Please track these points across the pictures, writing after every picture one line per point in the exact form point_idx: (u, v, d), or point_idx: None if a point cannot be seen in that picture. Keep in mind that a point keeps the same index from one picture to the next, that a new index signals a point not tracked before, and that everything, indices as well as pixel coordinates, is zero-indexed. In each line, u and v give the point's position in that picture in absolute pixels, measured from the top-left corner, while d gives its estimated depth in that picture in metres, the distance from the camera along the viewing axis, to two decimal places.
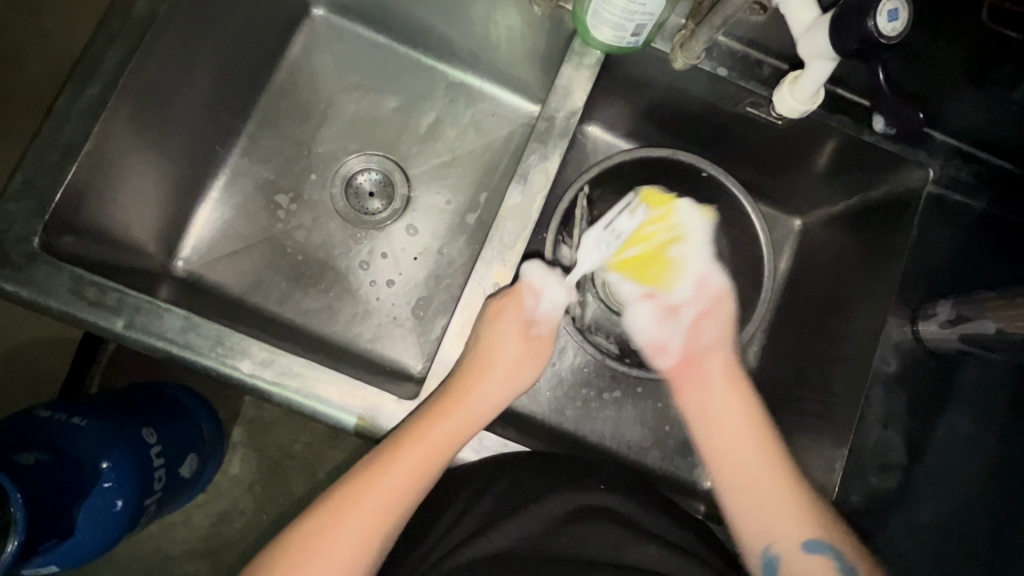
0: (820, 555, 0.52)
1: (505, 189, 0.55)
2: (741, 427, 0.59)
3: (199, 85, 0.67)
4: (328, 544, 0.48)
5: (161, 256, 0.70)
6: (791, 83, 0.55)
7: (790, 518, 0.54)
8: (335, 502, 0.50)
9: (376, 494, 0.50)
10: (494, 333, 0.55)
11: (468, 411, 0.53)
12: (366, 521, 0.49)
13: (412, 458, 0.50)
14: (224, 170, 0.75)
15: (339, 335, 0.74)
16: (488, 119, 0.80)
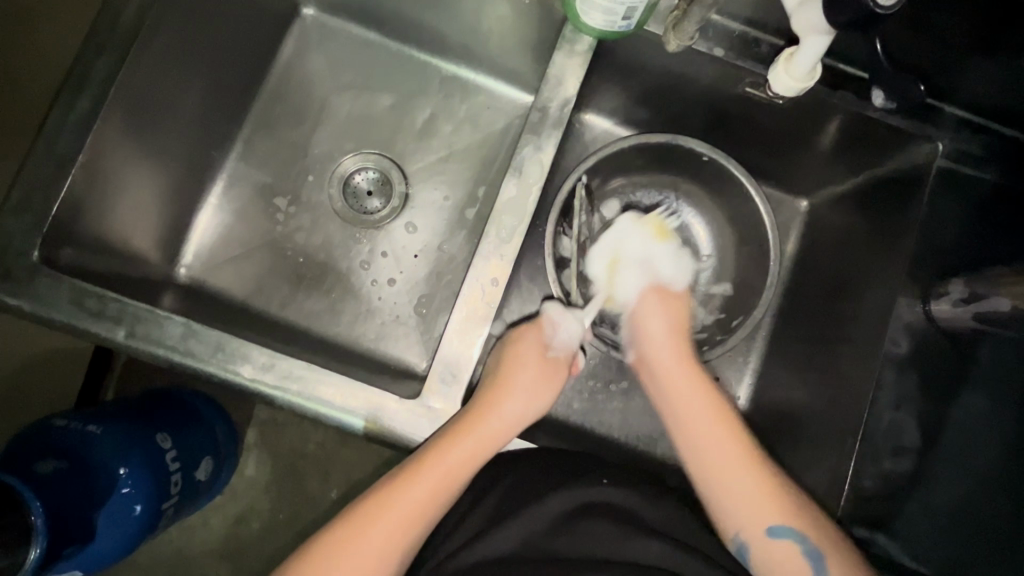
0: (787, 540, 0.53)
1: (501, 183, 0.54)
2: (704, 412, 0.60)
3: (192, 91, 0.67)
4: (349, 555, 0.49)
5: (163, 264, 0.70)
6: (786, 61, 0.54)
7: (757, 505, 0.55)
8: (356, 513, 0.50)
9: (400, 507, 0.50)
10: (513, 357, 0.59)
11: (490, 430, 0.54)
12: (388, 533, 0.50)
13: (435, 474, 0.51)
14: (223, 175, 0.75)
15: (343, 336, 0.74)
16: (483, 112, 0.79)
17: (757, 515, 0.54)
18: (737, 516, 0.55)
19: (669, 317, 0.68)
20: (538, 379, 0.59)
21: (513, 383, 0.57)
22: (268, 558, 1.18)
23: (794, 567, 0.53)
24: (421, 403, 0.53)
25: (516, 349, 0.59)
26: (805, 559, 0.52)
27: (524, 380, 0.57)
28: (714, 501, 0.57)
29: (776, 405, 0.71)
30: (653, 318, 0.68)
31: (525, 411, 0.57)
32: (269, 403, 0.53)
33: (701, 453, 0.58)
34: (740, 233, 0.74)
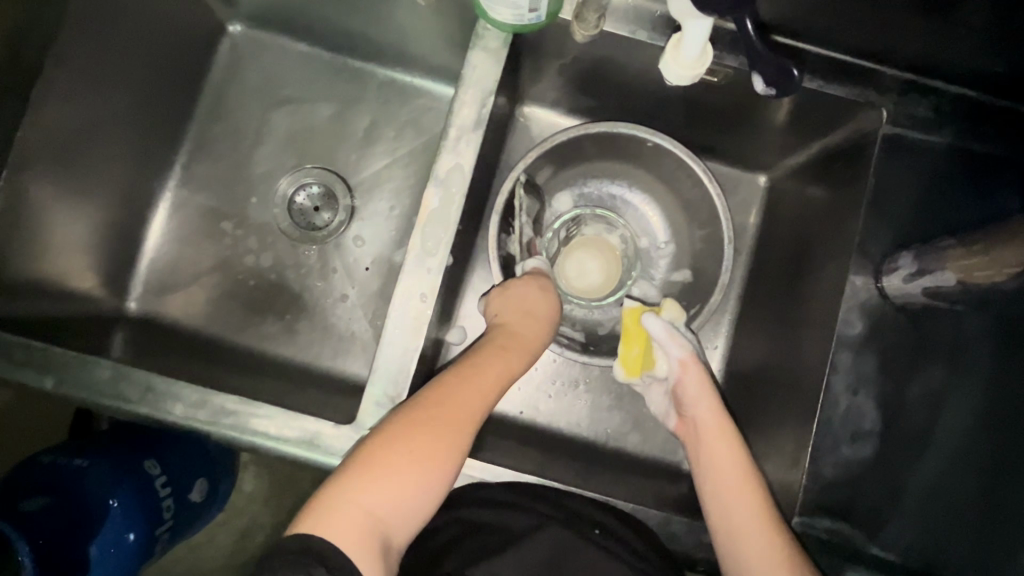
0: None
1: (422, 193, 0.53)
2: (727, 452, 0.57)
3: (116, 124, 0.66)
4: (423, 435, 0.48)
5: (111, 299, 0.70)
6: (675, 48, 0.51)
7: (769, 561, 0.51)
8: (418, 408, 0.49)
9: (463, 400, 0.51)
10: (524, 299, 0.60)
11: (526, 341, 0.58)
12: (455, 422, 0.50)
13: (493, 371, 0.54)
14: (164, 205, 0.74)
15: (300, 356, 0.73)
16: (424, 114, 0.77)
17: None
18: (747, 567, 0.51)
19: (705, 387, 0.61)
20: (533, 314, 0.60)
21: (540, 311, 0.60)
22: None
23: None
24: (359, 428, 0.51)
25: (531, 294, 0.61)
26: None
27: (540, 309, 0.60)
28: (732, 551, 0.53)
29: (743, 391, 0.69)
30: (693, 386, 0.62)
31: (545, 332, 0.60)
32: (208, 437, 0.52)
33: (731, 507, 0.54)
34: (696, 216, 0.72)
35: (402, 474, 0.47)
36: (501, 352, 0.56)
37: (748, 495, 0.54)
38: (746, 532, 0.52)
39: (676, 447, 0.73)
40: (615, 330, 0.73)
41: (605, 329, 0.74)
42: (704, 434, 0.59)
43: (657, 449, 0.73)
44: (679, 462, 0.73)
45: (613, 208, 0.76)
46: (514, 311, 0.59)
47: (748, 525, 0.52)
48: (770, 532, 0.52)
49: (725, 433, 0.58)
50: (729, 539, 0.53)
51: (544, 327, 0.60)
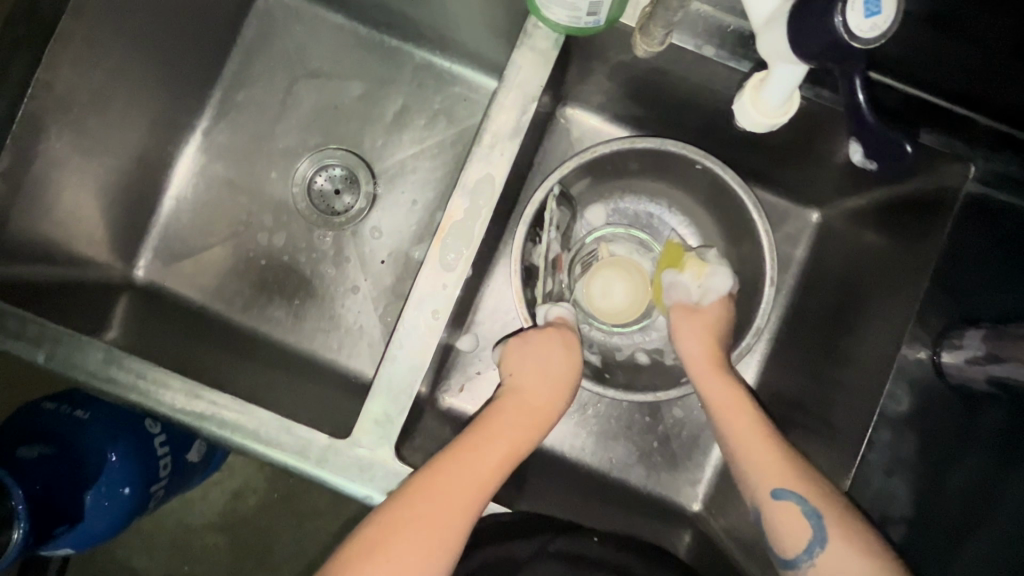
0: (788, 502, 0.50)
1: (448, 202, 0.49)
2: (716, 373, 0.58)
3: (136, 85, 0.63)
4: (414, 529, 0.45)
5: (119, 264, 0.68)
6: (754, 91, 0.46)
7: (768, 467, 0.52)
8: (412, 495, 0.46)
9: (459, 486, 0.47)
10: (537, 359, 0.56)
11: (537, 410, 0.54)
12: (451, 509, 0.46)
13: (498, 446, 0.50)
14: (181, 171, 0.71)
15: (304, 345, 0.70)
16: (459, 103, 0.72)
17: (766, 477, 0.52)
18: (750, 481, 0.52)
19: (708, 321, 0.60)
20: (553, 375, 0.56)
21: (552, 373, 0.56)
22: (263, 536, 1.20)
23: (794, 525, 0.49)
24: (352, 444, 0.49)
25: (549, 349, 0.57)
26: (806, 520, 0.49)
27: (553, 370, 0.56)
28: (735, 466, 0.54)
29: None
30: (687, 329, 0.60)
31: (557, 397, 0.56)
32: (197, 431, 0.50)
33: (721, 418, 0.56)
34: (737, 248, 0.66)
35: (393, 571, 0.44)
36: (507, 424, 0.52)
37: (745, 414, 0.55)
38: (742, 443, 0.54)
39: (683, 486, 0.70)
40: (633, 358, 0.70)
41: (624, 355, 0.70)
42: (694, 371, 0.59)
43: (661, 487, 0.70)
44: (684, 504, 0.70)
45: (648, 228, 0.71)
46: (527, 373, 0.55)
47: (745, 436, 0.54)
48: (767, 440, 0.53)
49: (714, 362, 0.58)
50: (733, 459, 0.54)
51: (557, 388, 0.56)
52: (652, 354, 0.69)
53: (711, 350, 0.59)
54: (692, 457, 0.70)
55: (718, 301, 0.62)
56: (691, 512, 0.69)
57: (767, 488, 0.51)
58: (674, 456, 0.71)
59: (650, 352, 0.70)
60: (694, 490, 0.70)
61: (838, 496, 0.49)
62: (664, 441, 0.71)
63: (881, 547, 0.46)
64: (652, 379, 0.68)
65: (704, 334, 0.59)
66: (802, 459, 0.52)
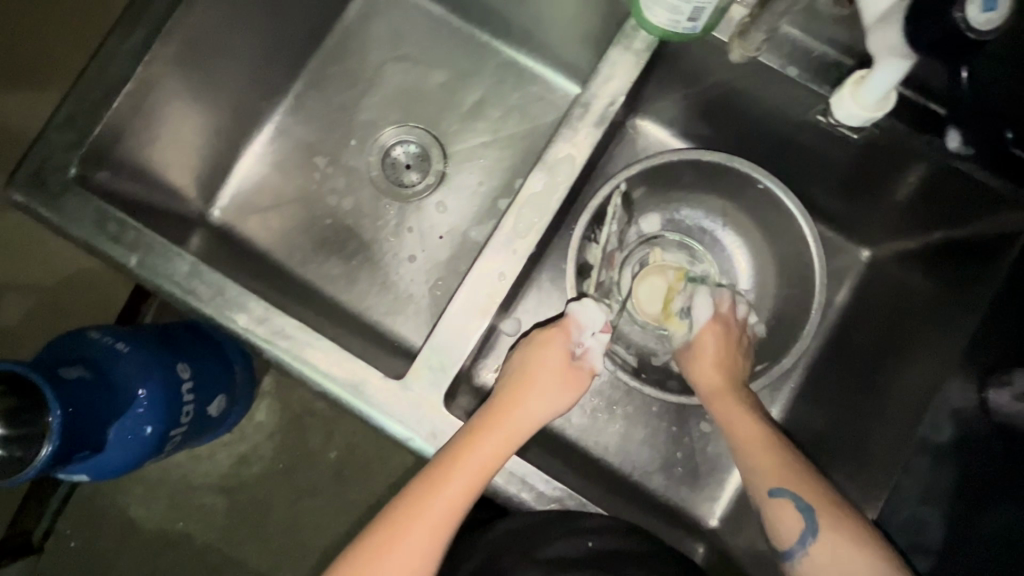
0: (784, 499, 0.52)
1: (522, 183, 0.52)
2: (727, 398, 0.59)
3: (249, 38, 0.68)
4: (393, 555, 0.47)
5: (199, 203, 0.72)
6: (854, 87, 0.50)
7: (761, 469, 0.54)
8: (390, 525, 0.48)
9: (427, 518, 0.48)
10: (517, 367, 0.57)
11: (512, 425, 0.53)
12: (425, 535, 0.48)
13: (461, 477, 0.49)
14: (268, 127, 0.75)
15: (354, 304, 0.73)
16: (536, 101, 0.76)
17: (769, 477, 0.53)
18: (749, 480, 0.54)
19: (710, 342, 0.62)
20: (554, 383, 0.56)
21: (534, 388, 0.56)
22: (262, 503, 1.21)
23: (786, 518, 0.51)
24: (403, 386, 0.51)
25: (545, 359, 0.57)
26: (801, 516, 0.51)
27: (542, 381, 0.56)
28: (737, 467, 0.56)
29: None
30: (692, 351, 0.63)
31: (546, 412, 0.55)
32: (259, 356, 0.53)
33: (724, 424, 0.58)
34: (785, 271, 0.69)
35: None
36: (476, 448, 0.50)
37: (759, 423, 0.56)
38: (755, 454, 0.54)
39: (702, 499, 0.70)
40: (668, 364, 0.71)
41: (659, 360, 0.71)
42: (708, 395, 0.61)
43: (679, 497, 0.70)
44: (701, 517, 0.69)
45: (701, 241, 0.73)
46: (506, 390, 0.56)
47: (755, 446, 0.55)
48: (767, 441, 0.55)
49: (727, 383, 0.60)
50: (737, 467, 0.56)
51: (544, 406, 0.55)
52: None
53: (719, 377, 0.61)
54: (715, 473, 0.70)
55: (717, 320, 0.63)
56: (708, 527, 0.69)
57: (765, 487, 0.53)
58: (696, 469, 0.71)
59: None
60: (713, 505, 0.70)
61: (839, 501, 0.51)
62: (688, 453, 0.71)
63: (882, 555, 0.47)
64: (683, 387, 0.70)
65: (719, 349, 0.62)
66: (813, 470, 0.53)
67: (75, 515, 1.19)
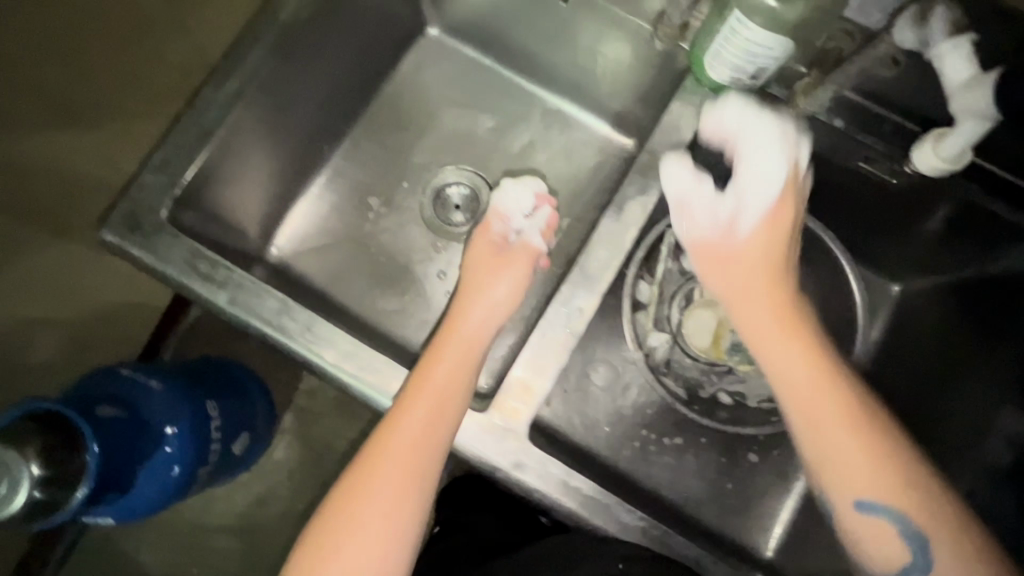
0: (880, 520, 0.48)
1: (592, 244, 0.57)
2: (808, 389, 0.51)
3: (320, 88, 0.71)
4: (374, 494, 0.50)
5: (258, 241, 0.74)
6: (933, 141, 0.55)
7: (855, 482, 0.49)
8: (369, 467, 0.51)
9: (394, 455, 0.51)
10: (470, 281, 0.63)
11: (461, 344, 0.58)
12: (402, 470, 0.50)
13: (420, 406, 0.52)
14: (325, 169, 0.78)
15: (408, 340, 0.75)
16: (579, 146, 0.81)
17: (856, 483, 0.49)
18: (835, 485, 0.50)
19: (757, 256, 0.55)
20: (490, 270, 0.63)
21: (477, 314, 0.60)
22: (279, 546, 1.17)
23: (883, 544, 0.48)
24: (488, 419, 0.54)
25: (469, 258, 0.66)
26: (905, 551, 0.48)
27: (489, 295, 0.62)
28: (813, 466, 0.51)
29: None
30: (720, 273, 0.57)
31: (487, 319, 0.60)
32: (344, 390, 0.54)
33: (793, 399, 0.51)
34: None
35: (363, 536, 0.49)
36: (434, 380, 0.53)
37: (833, 391, 0.50)
38: (828, 439, 0.50)
39: (755, 531, 0.71)
40: (715, 396, 0.73)
41: (706, 392, 0.73)
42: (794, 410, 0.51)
43: (732, 528, 0.71)
44: (756, 549, 0.70)
45: None
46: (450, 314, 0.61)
47: (826, 427, 0.50)
48: (855, 435, 0.49)
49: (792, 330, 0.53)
50: (816, 464, 0.51)
51: (478, 316, 0.60)
52: (734, 395, 0.73)
53: (779, 324, 0.53)
54: (766, 503, 0.72)
55: (762, 231, 0.56)
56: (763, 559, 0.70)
57: (853, 500, 0.49)
58: (747, 500, 0.72)
59: (732, 393, 0.73)
60: (768, 538, 0.71)
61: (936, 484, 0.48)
62: (738, 485, 0.72)
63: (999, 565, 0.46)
64: (731, 416, 0.73)
65: (768, 279, 0.55)
66: (906, 443, 0.50)
67: (81, 562, 1.13)
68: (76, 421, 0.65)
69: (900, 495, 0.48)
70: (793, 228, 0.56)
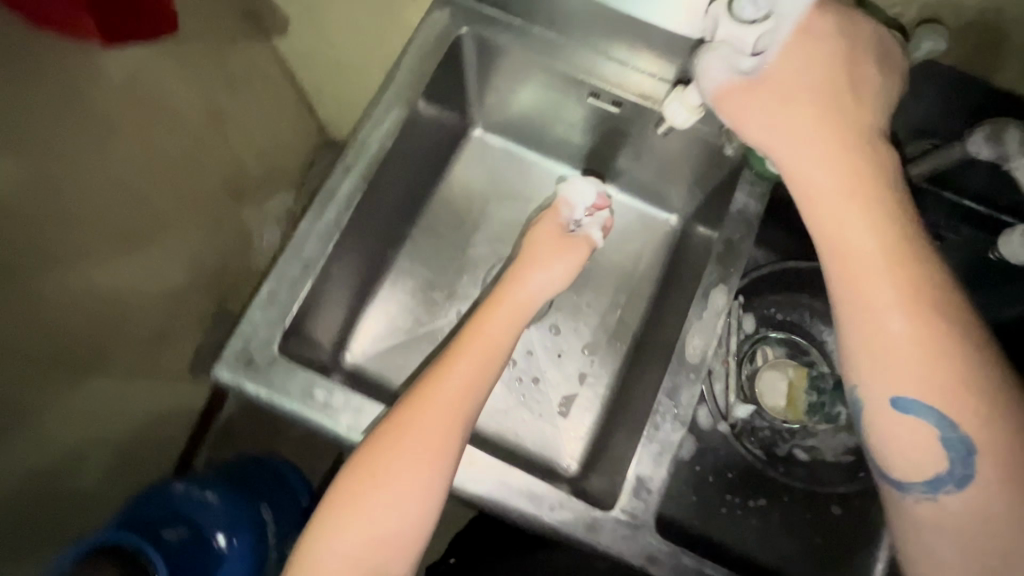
0: (914, 414, 0.46)
1: (687, 337, 0.65)
2: (878, 263, 0.46)
3: (388, 201, 0.75)
4: (413, 438, 0.55)
5: (334, 348, 0.76)
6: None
7: (907, 378, 0.45)
8: (405, 414, 0.56)
9: (439, 405, 0.56)
10: (531, 254, 0.70)
11: (512, 308, 0.65)
12: (445, 416, 0.56)
13: (468, 362, 0.60)
14: (391, 270, 0.81)
15: (488, 429, 0.77)
16: (627, 225, 0.85)
17: (905, 381, 0.46)
18: (875, 379, 0.47)
19: (815, 116, 0.47)
20: (554, 248, 0.70)
21: (523, 281, 0.67)
22: None
23: (920, 445, 0.46)
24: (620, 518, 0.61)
25: (536, 237, 0.71)
26: (939, 448, 0.45)
27: (539, 272, 0.68)
28: (848, 322, 0.48)
29: None
30: (756, 108, 0.48)
31: (543, 288, 0.68)
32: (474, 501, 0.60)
33: (848, 278, 0.47)
34: None
35: (403, 472, 0.54)
36: (482, 344, 0.61)
37: (904, 262, 0.46)
38: (880, 331, 0.46)
39: None
40: (792, 453, 0.73)
41: (783, 449, 0.73)
42: (830, 252, 0.48)
43: None
44: None
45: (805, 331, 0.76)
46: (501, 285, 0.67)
47: (882, 309, 0.46)
48: (904, 308, 0.45)
49: (861, 193, 0.47)
50: (852, 342, 0.47)
51: (538, 283, 0.67)
52: (810, 450, 0.73)
53: (844, 186, 0.47)
54: None
55: (797, 51, 0.47)
56: None
57: (892, 398, 0.46)
58: None
59: (808, 448, 0.73)
60: None
61: (993, 389, 0.45)
62: None
63: None
64: (810, 474, 0.71)
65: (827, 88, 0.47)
66: (970, 346, 0.45)
67: None
68: (147, 552, 0.64)
69: (946, 398, 0.45)
70: (847, 70, 0.48)
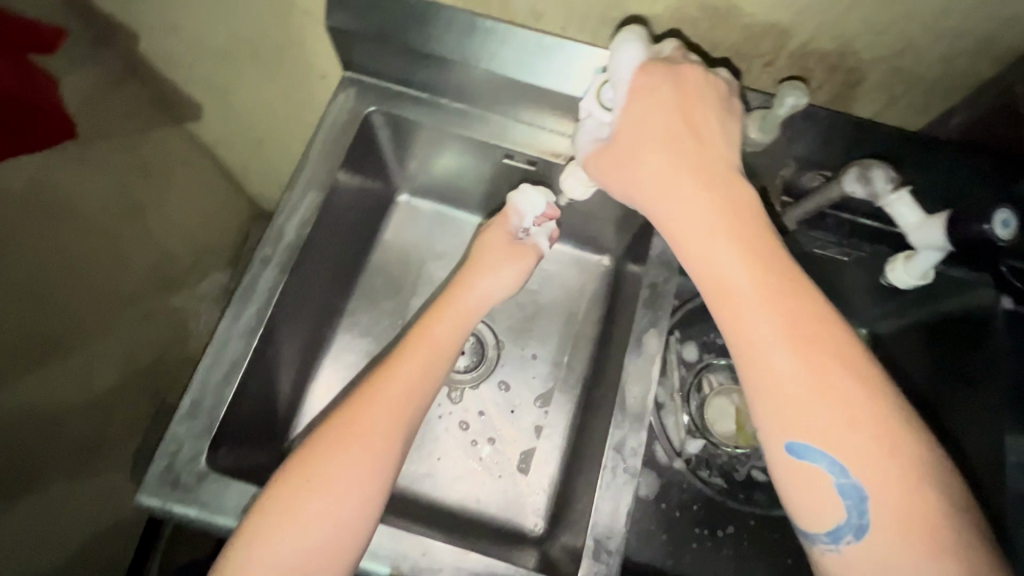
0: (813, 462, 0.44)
1: (625, 387, 0.67)
2: (752, 292, 0.46)
3: (316, 280, 0.74)
4: (357, 437, 0.55)
5: (277, 441, 0.73)
6: (903, 261, 0.60)
7: (798, 416, 0.44)
8: (352, 415, 0.56)
9: (386, 403, 0.57)
10: (479, 258, 0.70)
11: (462, 305, 0.68)
12: (393, 416, 0.57)
13: (415, 361, 0.61)
14: (330, 348, 0.79)
15: (448, 499, 0.75)
16: (562, 270, 0.87)
17: (792, 420, 0.44)
18: (768, 422, 0.45)
19: (667, 142, 0.51)
20: (502, 255, 0.71)
21: (468, 278, 0.69)
22: None
23: (820, 494, 0.44)
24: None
25: (482, 247, 0.71)
26: (835, 498, 0.43)
27: (488, 276, 0.70)
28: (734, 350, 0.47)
29: None
30: (616, 163, 0.54)
31: (494, 289, 0.70)
32: None
33: (725, 307, 0.47)
34: None
35: (344, 470, 0.53)
36: (428, 344, 0.64)
37: (784, 305, 0.45)
38: (766, 368, 0.45)
39: None
40: (750, 476, 0.73)
41: (741, 474, 0.73)
42: (710, 292, 0.48)
43: None
44: None
45: None
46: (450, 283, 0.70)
47: (762, 341, 0.45)
48: (786, 339, 0.45)
49: (730, 221, 0.48)
50: (747, 376, 0.46)
51: (486, 284, 0.69)
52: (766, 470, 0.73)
53: (716, 220, 0.48)
54: None
55: (641, 106, 0.52)
56: None
57: (785, 442, 0.44)
58: None
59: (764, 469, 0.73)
60: None
61: (896, 428, 0.43)
62: None
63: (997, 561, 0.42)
64: (769, 497, 0.72)
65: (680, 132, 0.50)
66: (865, 362, 0.44)
67: None
68: None
69: (837, 441, 0.43)
70: (703, 103, 0.51)
